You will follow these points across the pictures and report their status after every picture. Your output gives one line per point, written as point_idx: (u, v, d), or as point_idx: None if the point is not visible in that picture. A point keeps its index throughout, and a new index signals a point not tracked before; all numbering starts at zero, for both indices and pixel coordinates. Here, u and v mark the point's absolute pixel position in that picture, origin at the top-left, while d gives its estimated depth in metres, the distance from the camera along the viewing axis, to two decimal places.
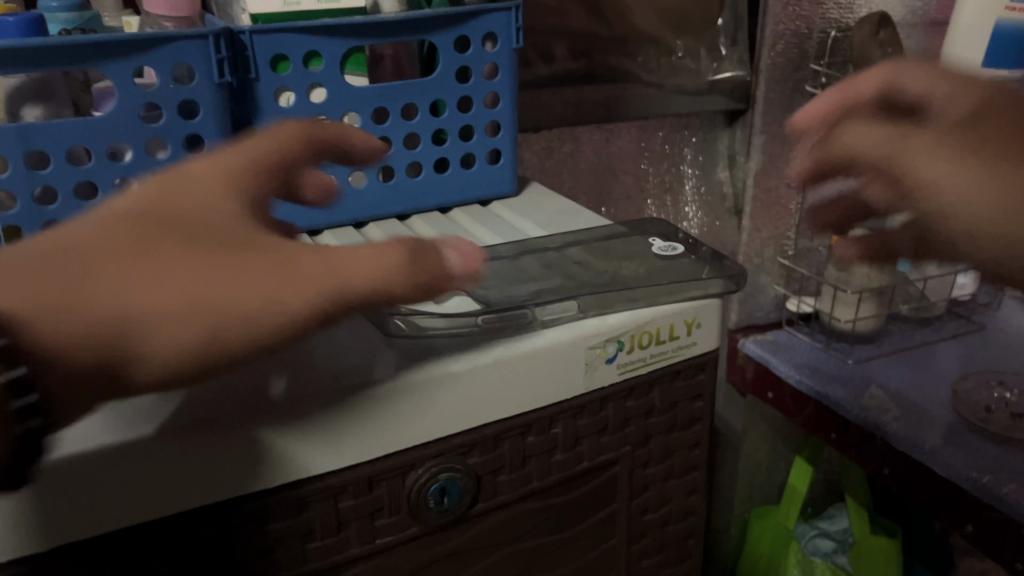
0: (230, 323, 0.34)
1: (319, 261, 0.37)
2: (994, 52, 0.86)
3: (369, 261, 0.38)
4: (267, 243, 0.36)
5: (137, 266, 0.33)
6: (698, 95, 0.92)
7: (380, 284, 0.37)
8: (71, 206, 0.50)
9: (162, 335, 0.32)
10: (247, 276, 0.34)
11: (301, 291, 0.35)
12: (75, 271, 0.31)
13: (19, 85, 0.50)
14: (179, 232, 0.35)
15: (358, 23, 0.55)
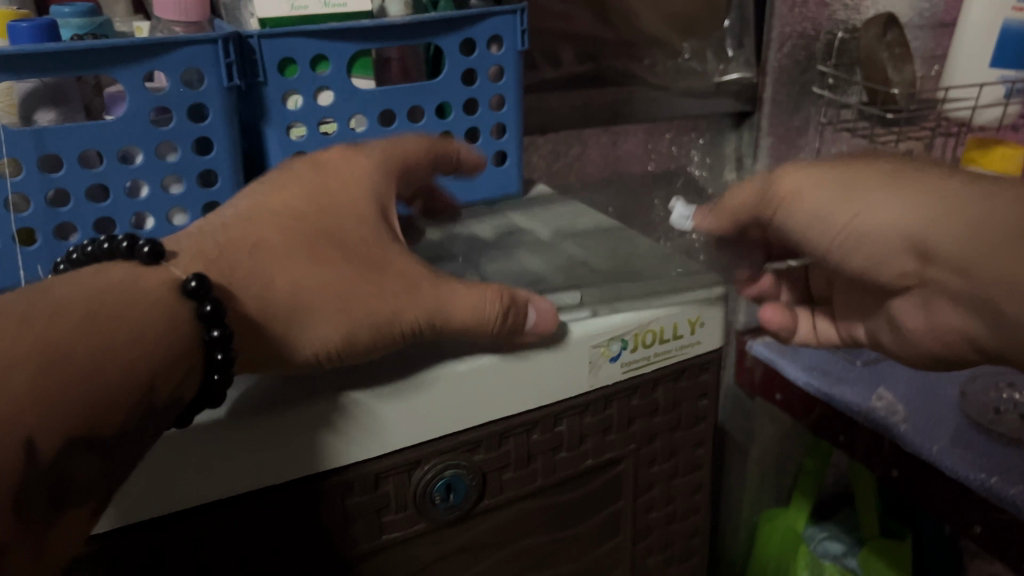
0: (360, 320, 0.42)
1: (433, 292, 0.43)
2: (1003, 52, 0.87)
3: (474, 295, 0.44)
4: (398, 258, 0.44)
5: (304, 260, 0.42)
6: (705, 97, 0.91)
7: (474, 319, 0.43)
8: (83, 208, 0.51)
9: (312, 325, 0.41)
10: (380, 286, 0.42)
11: (417, 305, 0.43)
12: (255, 257, 0.41)
13: (34, 89, 0.52)
14: (332, 233, 0.43)
15: (365, 27, 0.56)
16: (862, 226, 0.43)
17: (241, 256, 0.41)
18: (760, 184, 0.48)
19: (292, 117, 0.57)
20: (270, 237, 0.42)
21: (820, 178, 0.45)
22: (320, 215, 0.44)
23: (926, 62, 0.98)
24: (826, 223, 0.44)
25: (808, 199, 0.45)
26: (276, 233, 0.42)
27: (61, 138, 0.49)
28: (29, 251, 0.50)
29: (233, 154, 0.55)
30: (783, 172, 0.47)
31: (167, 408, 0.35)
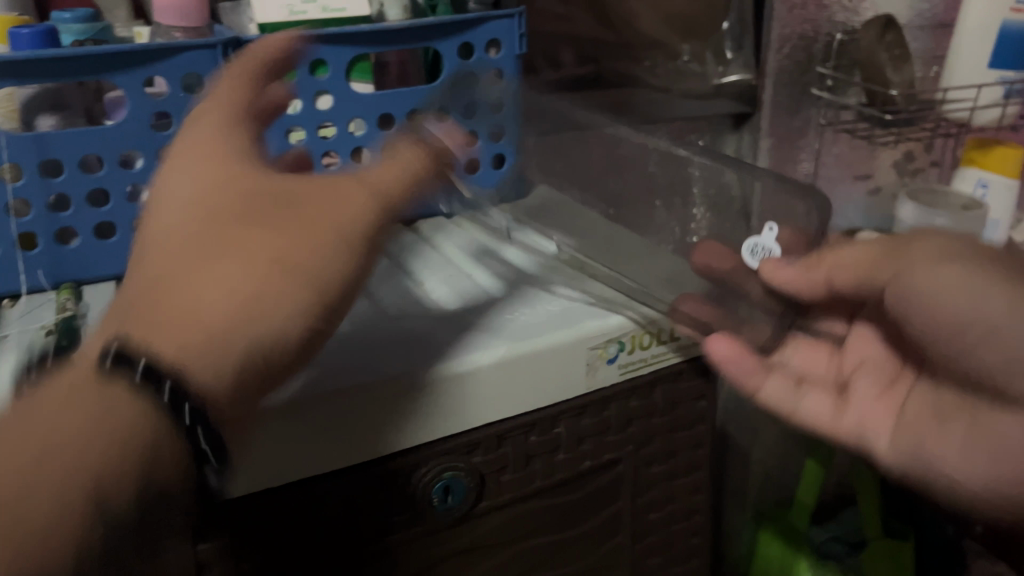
0: (318, 284, 0.38)
1: (333, 203, 0.41)
2: (1002, 53, 0.86)
3: (375, 177, 0.43)
4: (316, 195, 0.41)
5: (230, 256, 0.38)
6: (704, 99, 0.92)
7: (393, 186, 0.43)
8: (84, 212, 0.51)
9: (277, 319, 0.37)
10: (315, 235, 0.39)
11: (361, 233, 0.40)
12: (170, 290, 0.37)
13: (35, 96, 0.52)
14: (235, 221, 0.39)
15: (364, 31, 0.56)
16: (977, 310, 0.43)
17: (157, 306, 0.36)
18: (874, 248, 0.49)
19: (292, 122, 0.57)
20: (174, 266, 0.38)
21: (948, 258, 0.45)
22: (226, 195, 0.40)
23: (925, 63, 0.98)
24: (944, 300, 0.44)
25: (932, 273, 0.45)
26: (183, 250, 0.38)
27: (61, 144, 0.49)
28: (31, 256, 0.51)
29: None
30: (915, 241, 0.47)
31: (130, 509, 0.34)
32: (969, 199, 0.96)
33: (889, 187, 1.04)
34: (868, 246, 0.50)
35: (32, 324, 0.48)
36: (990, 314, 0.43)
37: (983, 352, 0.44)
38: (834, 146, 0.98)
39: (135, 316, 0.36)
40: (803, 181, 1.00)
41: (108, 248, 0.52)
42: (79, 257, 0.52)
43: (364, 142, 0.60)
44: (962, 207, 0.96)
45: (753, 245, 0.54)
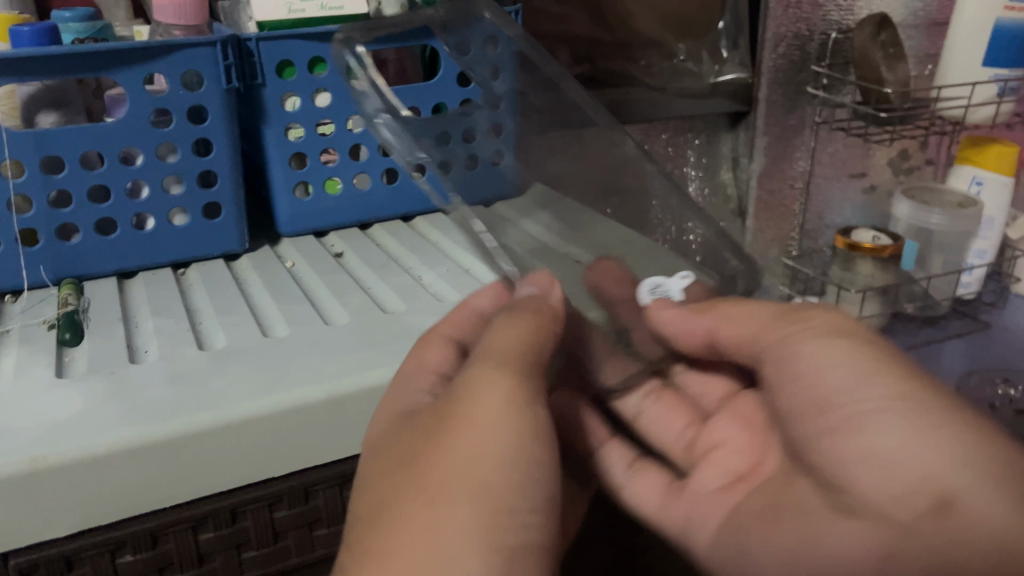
0: (515, 558, 0.34)
1: (469, 446, 0.36)
2: (996, 51, 0.87)
3: (488, 406, 0.37)
4: (458, 461, 0.36)
5: (432, 575, 0.32)
6: (699, 98, 0.92)
7: (520, 444, 0.36)
8: (85, 209, 0.52)
9: (458, 559, 0.33)
10: (488, 522, 0.34)
11: (534, 508, 0.36)
12: (383, 554, 0.33)
13: (36, 92, 0.52)
14: (412, 470, 0.36)
15: (362, 29, 0.57)
16: (855, 394, 0.41)
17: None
18: (751, 313, 0.47)
19: (291, 119, 0.57)
20: (386, 528, 0.34)
21: (846, 339, 0.43)
22: (382, 496, 0.36)
23: (920, 61, 0.99)
24: (827, 373, 0.42)
25: (823, 347, 0.43)
26: (385, 571, 0.33)
27: (63, 141, 0.49)
28: (32, 251, 0.51)
29: (233, 155, 0.55)
30: (814, 310, 0.46)
31: None
32: (965, 196, 0.98)
33: (885, 184, 1.05)
34: (764, 303, 0.48)
35: (34, 319, 0.48)
36: (867, 403, 0.40)
37: (826, 447, 0.41)
38: (830, 145, 0.99)
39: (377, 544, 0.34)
40: (800, 179, 1.00)
41: (109, 244, 0.53)
42: (79, 253, 0.52)
43: (363, 139, 0.60)
44: (958, 205, 0.97)
45: (655, 282, 0.51)
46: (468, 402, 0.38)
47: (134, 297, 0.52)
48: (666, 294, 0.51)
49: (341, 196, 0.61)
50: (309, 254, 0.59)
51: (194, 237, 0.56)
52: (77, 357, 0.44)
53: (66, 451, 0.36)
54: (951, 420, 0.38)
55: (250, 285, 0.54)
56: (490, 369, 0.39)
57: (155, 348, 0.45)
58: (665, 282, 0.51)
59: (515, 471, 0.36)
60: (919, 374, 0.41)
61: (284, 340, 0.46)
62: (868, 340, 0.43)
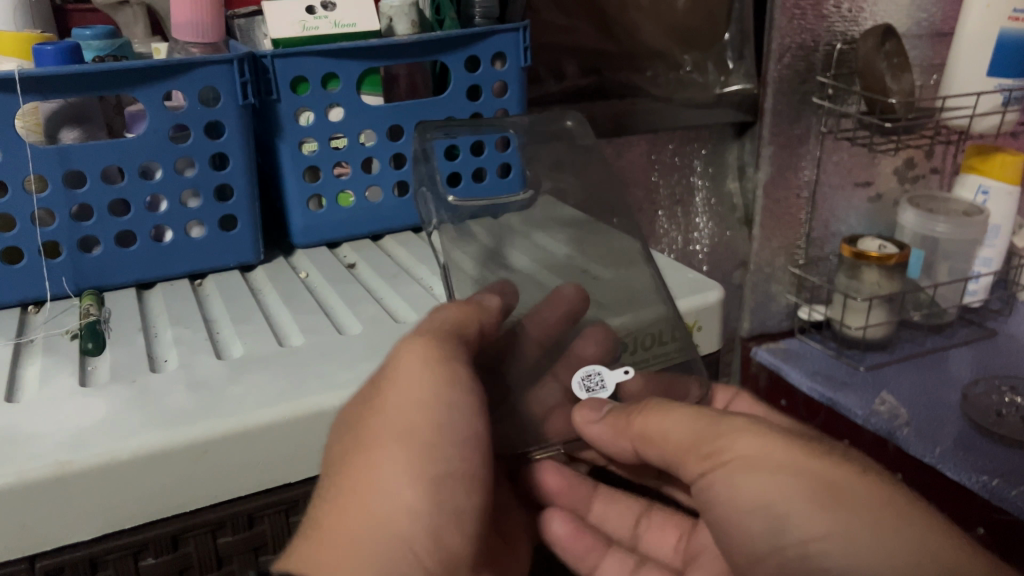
0: (446, 485, 0.39)
1: (394, 403, 0.40)
2: (999, 62, 0.88)
3: (410, 368, 0.41)
4: (387, 413, 0.40)
5: (369, 515, 0.38)
6: (706, 107, 0.93)
7: (440, 393, 0.40)
8: (106, 222, 0.53)
9: (389, 502, 0.38)
10: (416, 463, 0.39)
11: (461, 442, 0.40)
12: (327, 504, 0.39)
13: (59, 109, 0.54)
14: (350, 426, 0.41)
15: (374, 46, 0.58)
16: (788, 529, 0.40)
17: (315, 549, 0.38)
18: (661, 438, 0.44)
19: (305, 133, 0.59)
20: (330, 482, 0.40)
21: (764, 465, 0.41)
22: (332, 449, 0.41)
23: (925, 71, 1.00)
24: (759, 509, 0.41)
25: (744, 487, 0.41)
26: (332, 521, 0.38)
27: (86, 156, 0.51)
28: (54, 263, 0.52)
29: (248, 168, 0.57)
30: (728, 428, 0.42)
31: None
32: (970, 205, 0.99)
33: (890, 193, 1.06)
34: (683, 408, 0.44)
35: (56, 329, 0.49)
36: (795, 526, 0.40)
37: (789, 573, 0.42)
38: (836, 154, 1.00)
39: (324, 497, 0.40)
40: (805, 188, 1.01)
41: (129, 256, 0.54)
42: (100, 265, 0.54)
43: (374, 152, 0.62)
44: (963, 213, 0.98)
45: (592, 369, 0.49)
46: (396, 363, 0.41)
47: (154, 308, 0.53)
48: (600, 384, 0.49)
49: (354, 209, 0.63)
50: (323, 265, 0.60)
51: (211, 249, 0.57)
52: (100, 366, 0.45)
53: (93, 455, 0.38)
54: (891, 525, 0.38)
55: (267, 296, 0.56)
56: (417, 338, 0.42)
57: (175, 357, 0.46)
58: (605, 369, 0.49)
59: (441, 418, 0.40)
60: (853, 479, 0.40)
61: (298, 349, 0.47)
62: (788, 464, 0.40)
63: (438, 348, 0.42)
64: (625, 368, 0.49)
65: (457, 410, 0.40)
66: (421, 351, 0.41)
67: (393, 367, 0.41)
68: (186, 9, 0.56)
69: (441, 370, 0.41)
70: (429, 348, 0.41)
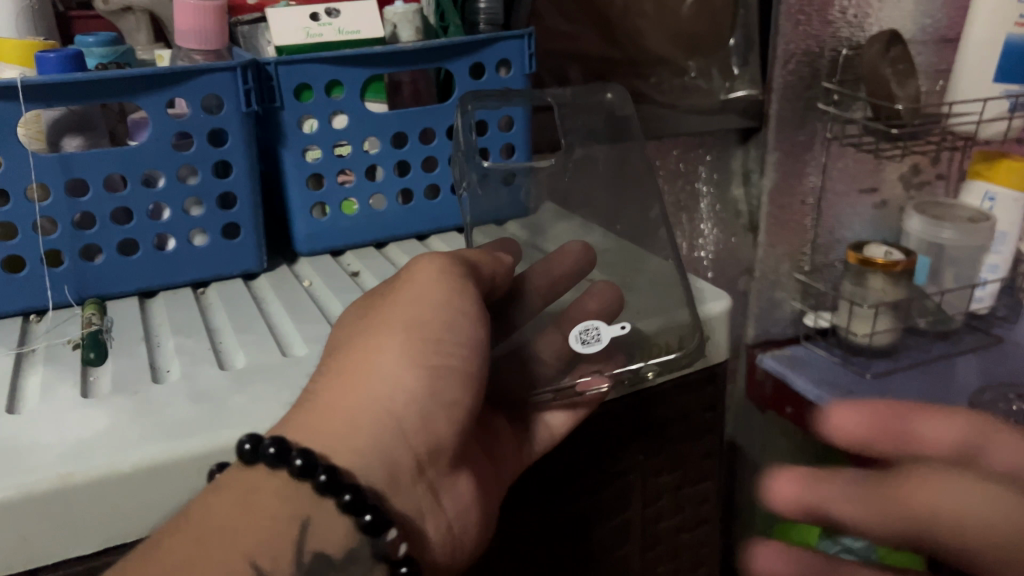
0: (444, 375, 0.41)
1: (406, 300, 0.43)
2: (1005, 68, 0.87)
3: (425, 275, 0.44)
4: (399, 308, 0.43)
5: (368, 390, 0.41)
6: (711, 114, 0.92)
7: (449, 295, 0.43)
8: (108, 230, 0.53)
9: (387, 379, 0.41)
10: (418, 352, 0.41)
11: (464, 341, 0.42)
12: (329, 378, 0.42)
13: (62, 117, 0.54)
14: (366, 318, 0.44)
15: (378, 53, 0.58)
16: None
17: (318, 414, 0.40)
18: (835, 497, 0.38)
19: (308, 141, 0.58)
20: (337, 361, 0.42)
21: None
22: (343, 337, 0.43)
23: (930, 77, 0.98)
24: None
25: None
26: (333, 391, 0.41)
27: (88, 165, 0.51)
28: (56, 272, 0.52)
29: (252, 176, 0.57)
30: None
31: None
32: (976, 211, 0.98)
33: (895, 200, 1.06)
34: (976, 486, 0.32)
35: (58, 339, 0.49)
36: None
37: None
38: (840, 160, 0.99)
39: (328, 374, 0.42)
40: (811, 194, 1.01)
41: (131, 265, 0.54)
42: (102, 273, 0.53)
43: (379, 160, 0.61)
44: (969, 219, 0.97)
45: (588, 325, 0.50)
46: (416, 269, 0.45)
47: (156, 317, 0.53)
48: (596, 338, 0.50)
49: (358, 216, 0.62)
50: (327, 274, 0.60)
51: (214, 257, 0.57)
52: (101, 377, 0.45)
53: (94, 468, 0.37)
54: None
55: (270, 305, 0.55)
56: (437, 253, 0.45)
57: (177, 368, 0.46)
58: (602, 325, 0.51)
59: (445, 314, 0.42)
60: None
61: (302, 359, 0.47)
62: None
63: (452, 263, 0.45)
64: (620, 325, 0.51)
65: (462, 312, 0.43)
66: (439, 262, 0.45)
67: (413, 274, 0.45)
68: (190, 16, 0.56)
69: (453, 277, 0.44)
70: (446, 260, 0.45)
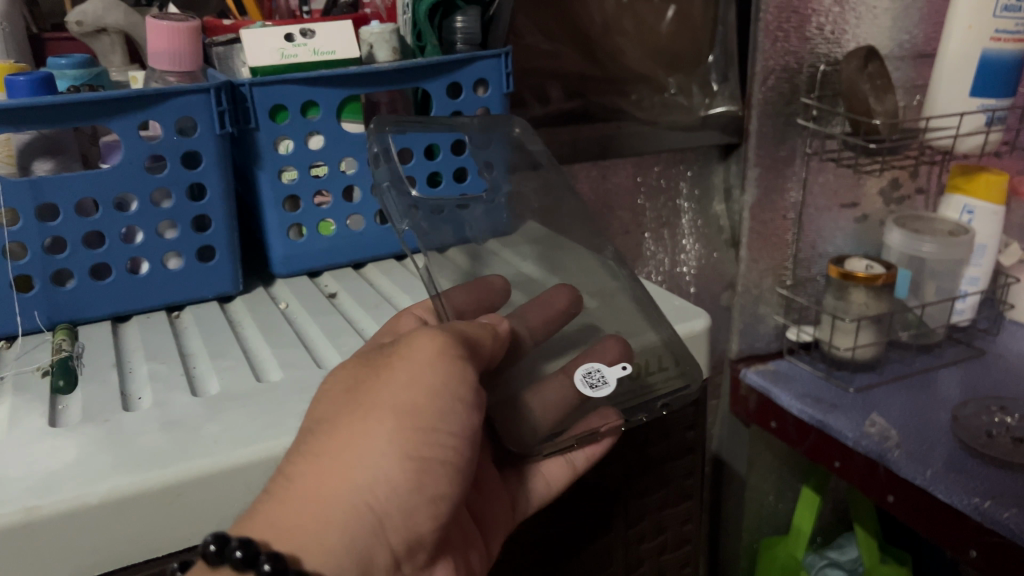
0: (429, 473, 0.38)
1: (398, 365, 0.39)
2: (983, 82, 0.87)
3: (417, 389, 0.39)
4: (391, 383, 0.39)
5: (349, 485, 0.37)
6: (691, 130, 0.91)
7: (424, 407, 0.38)
8: (80, 254, 0.52)
9: (360, 477, 0.37)
10: (387, 463, 0.37)
11: (455, 434, 0.39)
12: (322, 503, 0.37)
13: (32, 140, 0.53)
14: (363, 435, 0.38)
15: (352, 74, 0.58)
16: None
17: (292, 509, 0.36)
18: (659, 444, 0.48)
19: (284, 162, 0.58)
20: (333, 494, 0.37)
21: None
22: (324, 418, 0.39)
23: (908, 92, 0.99)
24: None
25: None
26: (312, 499, 0.37)
27: (58, 190, 0.50)
28: (25, 297, 0.51)
29: (226, 198, 0.56)
30: None
31: None
32: (955, 224, 0.99)
33: (876, 214, 1.06)
34: None
35: (27, 366, 0.48)
36: None
37: None
38: (821, 175, 0.99)
39: (322, 502, 0.37)
40: (791, 210, 1.00)
41: (102, 290, 0.53)
42: (73, 299, 0.53)
43: (355, 180, 0.61)
44: (949, 233, 0.98)
45: None
46: (420, 389, 0.39)
47: (129, 342, 0.52)
48: None
49: (335, 237, 0.62)
50: (302, 295, 0.59)
51: (189, 280, 0.56)
52: (71, 405, 0.44)
53: (59, 500, 0.36)
54: None
55: (246, 328, 0.54)
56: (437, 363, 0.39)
57: (149, 395, 0.45)
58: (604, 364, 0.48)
59: (409, 437, 0.38)
60: None
61: (276, 384, 0.46)
62: None
63: (435, 393, 0.39)
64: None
65: (423, 444, 0.38)
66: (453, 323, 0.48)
67: (408, 345, 0.40)
68: (163, 37, 0.56)
69: (431, 405, 0.38)
70: (427, 392, 0.39)
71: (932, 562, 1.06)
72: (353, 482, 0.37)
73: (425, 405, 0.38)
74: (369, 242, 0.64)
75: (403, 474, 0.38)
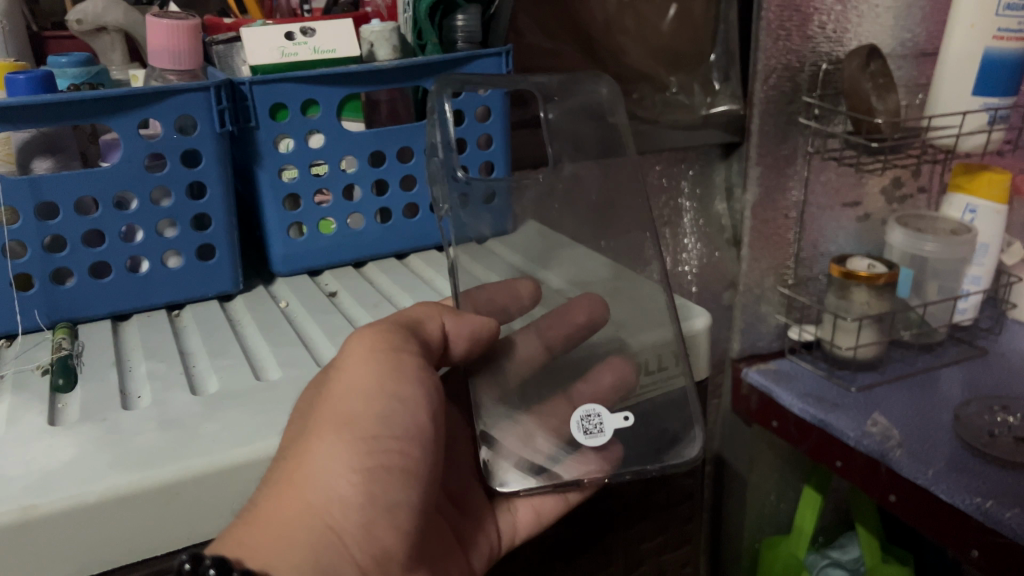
0: (381, 479, 0.39)
1: (337, 377, 0.41)
2: (985, 81, 0.87)
3: (357, 397, 0.40)
4: (333, 397, 0.41)
5: (304, 500, 0.38)
6: (693, 129, 0.92)
7: (365, 413, 0.40)
8: (80, 253, 0.52)
9: (314, 491, 0.38)
10: (339, 472, 0.38)
11: (402, 435, 0.40)
12: (280, 520, 0.37)
13: (31, 139, 0.53)
14: (312, 451, 0.39)
15: (352, 72, 0.58)
16: None
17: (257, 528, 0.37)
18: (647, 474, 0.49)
19: (284, 161, 0.58)
20: (291, 512, 0.38)
21: None
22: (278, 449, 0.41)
23: (910, 91, 0.99)
24: None
25: None
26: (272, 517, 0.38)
27: (58, 188, 0.50)
28: (25, 296, 0.51)
29: (226, 197, 0.56)
30: None
31: None
32: (958, 223, 0.99)
33: (878, 213, 1.06)
34: None
35: (27, 364, 0.48)
36: None
37: None
38: (823, 173, 0.98)
39: (281, 520, 0.37)
40: (793, 209, 1.00)
41: (101, 289, 0.53)
42: (73, 297, 0.53)
43: (356, 178, 0.61)
44: (951, 232, 0.98)
45: None
46: (361, 396, 0.40)
47: (128, 341, 0.52)
48: None
49: (335, 235, 0.62)
50: (302, 294, 0.59)
51: (189, 279, 0.56)
52: (70, 403, 0.44)
53: (57, 499, 0.36)
54: None
55: (246, 326, 0.54)
56: (374, 369, 0.41)
57: (148, 394, 0.45)
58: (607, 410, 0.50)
59: (356, 446, 0.39)
60: None
61: (275, 382, 0.46)
62: None
63: (375, 400, 0.40)
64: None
65: (372, 452, 0.39)
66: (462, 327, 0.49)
67: (346, 358, 0.42)
68: (163, 36, 0.55)
69: (373, 412, 0.40)
70: (367, 398, 0.40)
71: (934, 561, 1.06)
72: (310, 498, 0.38)
73: (367, 412, 0.40)
74: (370, 242, 0.64)
75: (355, 483, 0.38)
